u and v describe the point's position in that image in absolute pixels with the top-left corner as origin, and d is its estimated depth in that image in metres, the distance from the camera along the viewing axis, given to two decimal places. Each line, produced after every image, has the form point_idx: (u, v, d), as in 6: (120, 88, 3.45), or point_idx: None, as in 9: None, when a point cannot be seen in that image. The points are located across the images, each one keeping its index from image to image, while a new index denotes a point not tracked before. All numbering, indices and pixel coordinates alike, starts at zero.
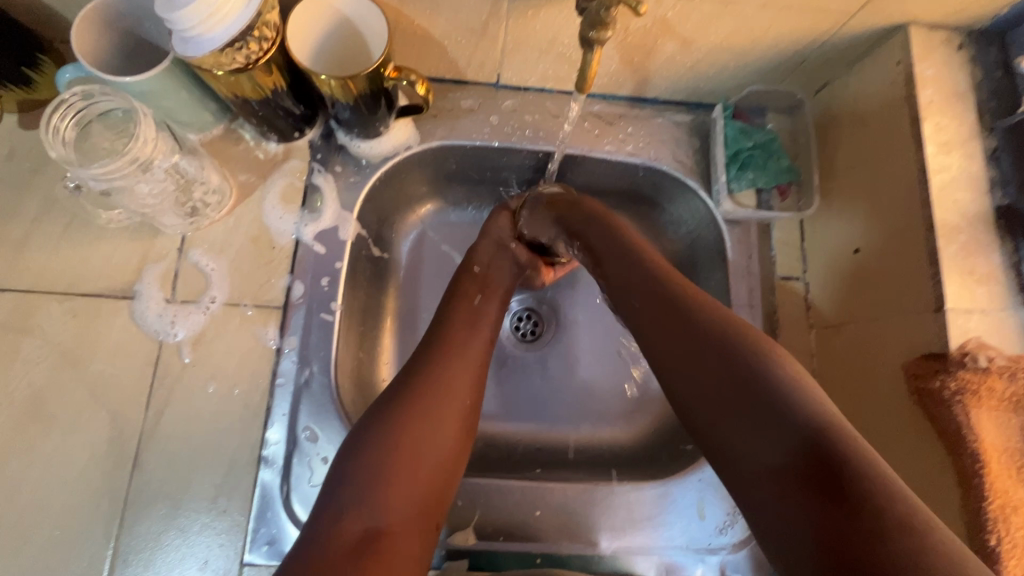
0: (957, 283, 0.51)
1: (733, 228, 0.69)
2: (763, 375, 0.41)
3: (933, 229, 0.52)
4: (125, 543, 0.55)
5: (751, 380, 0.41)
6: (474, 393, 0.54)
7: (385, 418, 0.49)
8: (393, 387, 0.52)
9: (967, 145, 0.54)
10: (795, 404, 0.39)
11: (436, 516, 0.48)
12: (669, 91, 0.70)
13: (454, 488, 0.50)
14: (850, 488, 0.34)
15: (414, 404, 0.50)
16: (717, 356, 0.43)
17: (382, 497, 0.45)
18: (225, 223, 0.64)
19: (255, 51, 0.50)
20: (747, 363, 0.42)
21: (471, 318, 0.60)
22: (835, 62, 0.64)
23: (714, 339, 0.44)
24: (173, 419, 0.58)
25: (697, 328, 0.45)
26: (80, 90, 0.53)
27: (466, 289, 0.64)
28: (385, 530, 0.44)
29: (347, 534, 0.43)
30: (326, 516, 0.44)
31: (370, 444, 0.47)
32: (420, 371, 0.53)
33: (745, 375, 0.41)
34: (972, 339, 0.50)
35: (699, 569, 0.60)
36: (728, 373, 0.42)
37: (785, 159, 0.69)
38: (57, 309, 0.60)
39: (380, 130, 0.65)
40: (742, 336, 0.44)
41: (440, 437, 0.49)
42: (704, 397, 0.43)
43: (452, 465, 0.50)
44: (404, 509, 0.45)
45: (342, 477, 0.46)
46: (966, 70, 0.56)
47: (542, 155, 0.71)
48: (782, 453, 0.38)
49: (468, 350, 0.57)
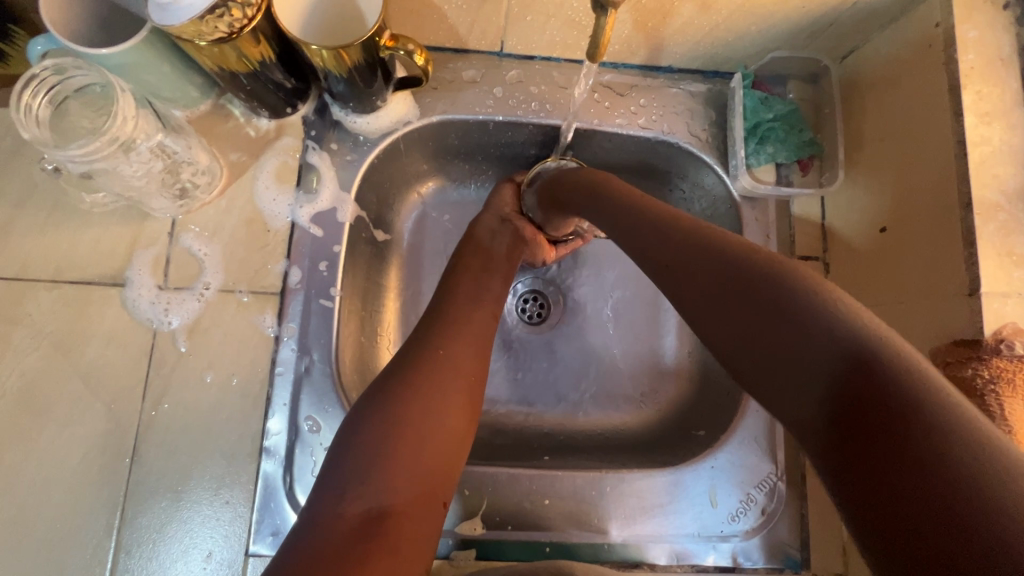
0: (993, 264, 0.48)
1: (750, 205, 0.66)
2: (783, 286, 0.37)
3: (970, 207, 0.48)
4: (128, 534, 0.55)
5: (782, 306, 0.36)
6: (479, 367, 0.52)
7: (386, 400, 0.47)
8: (391, 366, 0.50)
9: (1011, 115, 0.50)
10: (813, 313, 0.34)
11: (441, 493, 0.45)
12: (684, 58, 0.66)
13: (461, 466, 0.48)
14: (893, 402, 0.28)
15: (418, 378, 0.48)
16: (744, 290, 0.38)
17: (385, 478, 0.43)
18: (217, 205, 0.61)
19: (238, 17, 0.46)
20: (767, 283, 0.37)
21: (475, 291, 0.58)
22: (867, 23, 0.59)
23: (731, 270, 0.40)
24: (171, 409, 0.57)
25: (730, 267, 0.40)
26: (50, 63, 0.49)
27: (468, 264, 0.61)
28: (391, 509, 0.42)
29: (349, 516, 0.41)
30: (327, 500, 0.42)
31: (370, 420, 0.46)
32: (429, 341, 0.52)
33: (778, 305, 0.36)
34: (1007, 325, 0.46)
35: (711, 557, 0.59)
36: (761, 296, 0.37)
37: (807, 131, 0.66)
38: (45, 298, 0.58)
39: (377, 105, 0.61)
40: (756, 256, 0.40)
41: (443, 410, 0.48)
42: (730, 333, 0.39)
43: (459, 444, 0.48)
44: (409, 488, 0.43)
45: (341, 455, 0.45)
46: (1011, 31, 0.51)
47: (550, 129, 0.67)
48: (815, 382, 0.32)
49: (474, 321, 0.55)
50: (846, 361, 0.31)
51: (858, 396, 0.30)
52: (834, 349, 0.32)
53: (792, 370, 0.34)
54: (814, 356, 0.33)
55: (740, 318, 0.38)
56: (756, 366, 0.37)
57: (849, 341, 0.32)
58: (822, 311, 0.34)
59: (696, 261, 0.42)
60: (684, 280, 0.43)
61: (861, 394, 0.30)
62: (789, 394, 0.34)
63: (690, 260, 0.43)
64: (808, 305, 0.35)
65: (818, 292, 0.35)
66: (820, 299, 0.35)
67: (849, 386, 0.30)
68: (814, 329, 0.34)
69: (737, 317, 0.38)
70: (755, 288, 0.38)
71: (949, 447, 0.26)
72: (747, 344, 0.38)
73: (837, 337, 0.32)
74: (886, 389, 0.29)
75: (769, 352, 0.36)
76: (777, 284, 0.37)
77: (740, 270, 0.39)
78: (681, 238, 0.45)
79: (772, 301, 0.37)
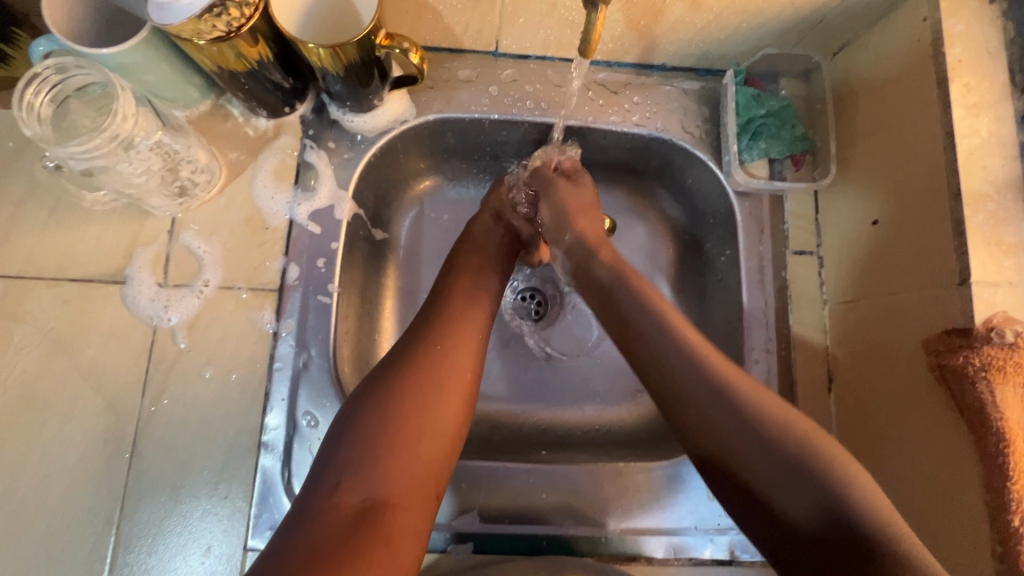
0: (983, 253, 0.48)
1: (744, 200, 0.67)
2: (773, 425, 0.44)
3: (959, 197, 0.49)
4: (127, 530, 0.55)
5: (774, 441, 0.43)
6: (476, 363, 0.52)
7: (382, 392, 0.47)
8: (388, 358, 0.51)
9: (998, 107, 0.50)
10: (804, 455, 0.42)
11: (435, 487, 0.46)
12: (676, 56, 0.67)
13: (455, 459, 0.49)
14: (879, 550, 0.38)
15: (414, 373, 0.48)
16: (737, 419, 0.45)
17: (379, 471, 0.44)
18: (216, 203, 0.62)
19: (236, 17, 0.47)
20: (758, 416, 0.44)
21: (473, 287, 0.59)
22: (856, 19, 0.60)
23: (723, 398, 0.46)
24: (171, 404, 0.57)
25: (722, 395, 0.46)
26: (52, 62, 0.50)
27: (467, 260, 0.62)
28: (385, 502, 0.43)
29: (344, 507, 0.42)
30: (320, 491, 0.43)
31: (366, 413, 0.46)
32: (426, 334, 0.52)
33: (774, 443, 0.43)
34: (997, 313, 0.47)
35: (709, 550, 0.59)
36: (754, 432, 0.44)
37: (799, 126, 0.66)
38: (46, 295, 0.58)
39: (374, 105, 0.63)
40: (745, 386, 0.46)
41: (439, 405, 0.48)
42: (722, 449, 0.45)
43: (455, 439, 0.48)
44: (404, 481, 0.44)
45: (335, 447, 0.45)
46: (997, 26, 0.52)
47: (544, 127, 0.68)
48: (812, 515, 0.41)
49: (471, 316, 0.55)
50: (839, 521, 0.40)
51: (850, 546, 0.39)
52: (828, 506, 0.40)
53: (787, 493, 0.42)
54: (808, 501, 0.41)
55: (732, 443, 0.45)
56: (745, 485, 0.44)
57: (836, 492, 0.40)
58: (812, 455, 0.42)
59: (687, 373, 0.47)
60: (673, 388, 0.48)
61: (855, 546, 0.38)
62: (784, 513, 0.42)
63: (679, 375, 0.48)
64: (799, 448, 0.43)
65: (806, 437, 0.43)
66: (810, 446, 0.43)
67: (842, 537, 0.39)
68: (819, 489, 0.41)
69: (728, 441, 0.45)
70: (748, 420, 0.44)
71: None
72: (735, 466, 0.44)
73: (828, 482, 0.41)
74: (871, 547, 0.38)
75: (765, 481, 0.43)
76: (767, 419, 0.44)
77: (730, 400, 0.46)
78: (669, 340, 0.49)
79: (780, 451, 0.43)
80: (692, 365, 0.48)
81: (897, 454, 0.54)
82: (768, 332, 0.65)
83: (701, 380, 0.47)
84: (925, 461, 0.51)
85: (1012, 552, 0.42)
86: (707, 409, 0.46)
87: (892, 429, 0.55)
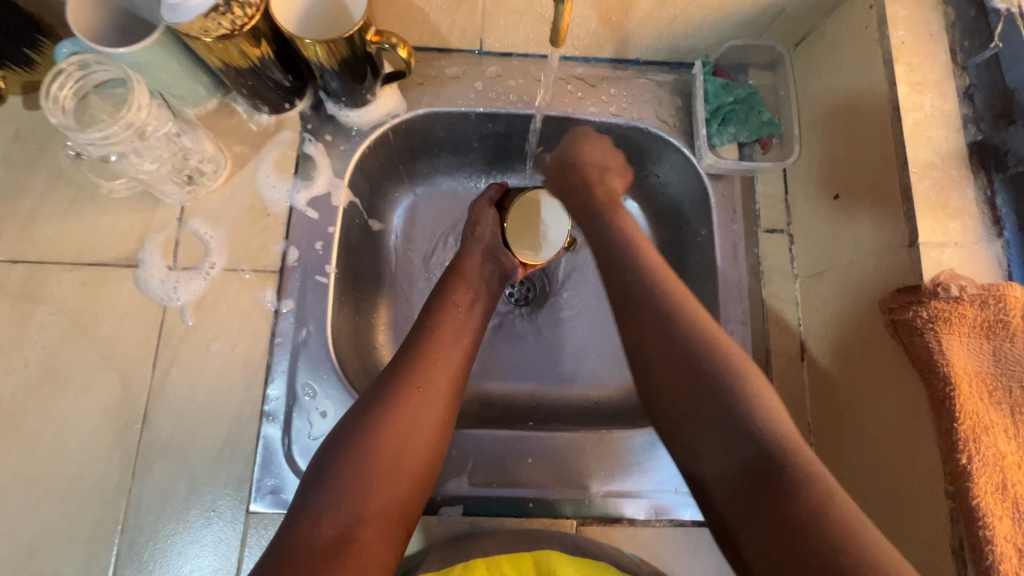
0: (930, 216, 0.51)
1: (716, 183, 0.71)
2: (720, 369, 0.49)
3: (906, 165, 0.53)
4: (137, 494, 0.59)
5: (716, 384, 0.49)
6: (451, 400, 0.55)
7: (358, 432, 0.50)
8: (366, 394, 0.53)
9: (941, 84, 0.54)
10: (743, 398, 0.48)
11: (405, 519, 0.50)
12: (649, 51, 0.72)
13: (424, 492, 0.52)
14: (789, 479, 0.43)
15: (390, 411, 0.51)
16: (689, 367, 0.50)
17: (353, 506, 0.47)
18: (222, 193, 0.67)
19: (239, 16, 0.52)
20: (711, 361, 0.50)
21: (456, 325, 0.60)
22: (812, 11, 0.65)
23: (682, 348, 0.51)
24: (179, 377, 0.61)
25: (682, 346, 0.51)
26: (75, 59, 0.56)
27: (455, 297, 0.62)
28: (358, 534, 0.46)
29: (319, 538, 0.45)
30: (299, 520, 0.46)
31: (343, 451, 0.49)
32: (402, 370, 0.54)
33: (716, 385, 0.49)
34: (945, 271, 0.50)
35: (689, 512, 0.62)
36: (704, 377, 0.49)
37: (766, 112, 0.70)
38: (65, 278, 0.63)
39: (367, 100, 0.67)
40: (704, 337, 0.52)
41: (413, 443, 0.51)
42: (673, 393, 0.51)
43: (427, 471, 0.52)
44: (376, 516, 0.47)
45: (317, 482, 0.48)
46: (938, 10, 0.56)
47: (524, 119, 0.73)
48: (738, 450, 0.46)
49: (449, 351, 0.57)
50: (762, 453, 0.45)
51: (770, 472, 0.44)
52: (757, 441, 0.46)
53: (722, 432, 0.47)
54: (739, 437, 0.46)
55: (681, 389, 0.50)
56: (686, 425, 0.50)
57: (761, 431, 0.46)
58: (748, 400, 0.48)
59: (653, 326, 0.53)
60: (639, 337, 0.54)
61: (771, 473, 0.44)
62: (716, 451, 0.47)
63: (647, 323, 0.53)
64: (740, 393, 0.48)
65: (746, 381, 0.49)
66: (748, 389, 0.48)
67: (760, 467, 0.44)
68: (761, 440, 0.46)
69: (678, 388, 0.50)
70: (700, 367, 0.50)
71: (812, 508, 0.41)
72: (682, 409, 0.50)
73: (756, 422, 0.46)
74: (785, 475, 0.43)
75: (704, 421, 0.49)
76: (715, 367, 0.50)
77: (687, 351, 0.51)
78: (640, 295, 0.55)
79: (726, 407, 0.48)
80: (661, 313, 0.53)
81: (861, 411, 0.57)
82: (743, 306, 0.68)
83: (665, 328, 0.52)
84: (885, 458, 0.54)
85: (962, 487, 0.45)
86: (669, 356, 0.51)
87: (853, 410, 0.58)
